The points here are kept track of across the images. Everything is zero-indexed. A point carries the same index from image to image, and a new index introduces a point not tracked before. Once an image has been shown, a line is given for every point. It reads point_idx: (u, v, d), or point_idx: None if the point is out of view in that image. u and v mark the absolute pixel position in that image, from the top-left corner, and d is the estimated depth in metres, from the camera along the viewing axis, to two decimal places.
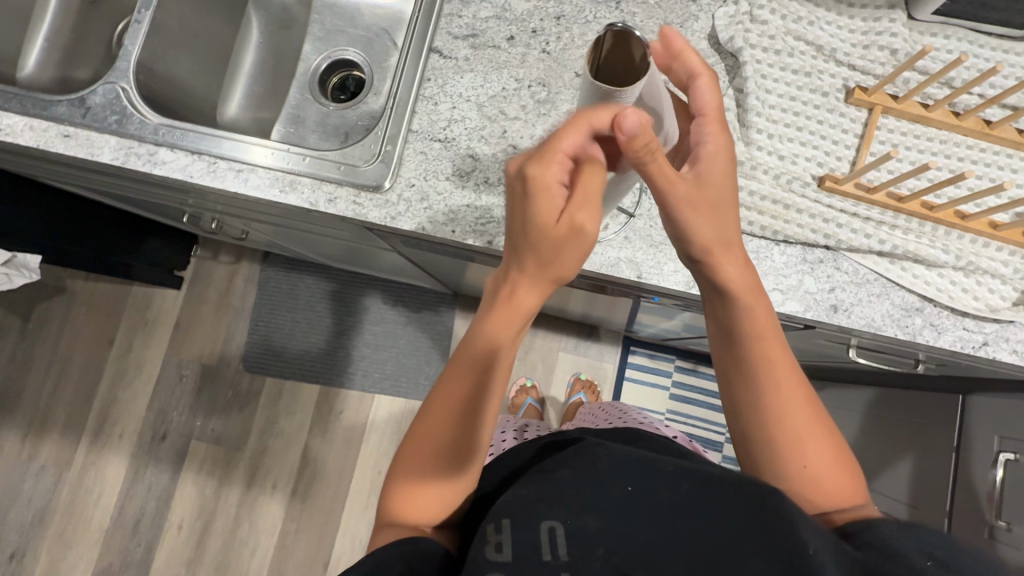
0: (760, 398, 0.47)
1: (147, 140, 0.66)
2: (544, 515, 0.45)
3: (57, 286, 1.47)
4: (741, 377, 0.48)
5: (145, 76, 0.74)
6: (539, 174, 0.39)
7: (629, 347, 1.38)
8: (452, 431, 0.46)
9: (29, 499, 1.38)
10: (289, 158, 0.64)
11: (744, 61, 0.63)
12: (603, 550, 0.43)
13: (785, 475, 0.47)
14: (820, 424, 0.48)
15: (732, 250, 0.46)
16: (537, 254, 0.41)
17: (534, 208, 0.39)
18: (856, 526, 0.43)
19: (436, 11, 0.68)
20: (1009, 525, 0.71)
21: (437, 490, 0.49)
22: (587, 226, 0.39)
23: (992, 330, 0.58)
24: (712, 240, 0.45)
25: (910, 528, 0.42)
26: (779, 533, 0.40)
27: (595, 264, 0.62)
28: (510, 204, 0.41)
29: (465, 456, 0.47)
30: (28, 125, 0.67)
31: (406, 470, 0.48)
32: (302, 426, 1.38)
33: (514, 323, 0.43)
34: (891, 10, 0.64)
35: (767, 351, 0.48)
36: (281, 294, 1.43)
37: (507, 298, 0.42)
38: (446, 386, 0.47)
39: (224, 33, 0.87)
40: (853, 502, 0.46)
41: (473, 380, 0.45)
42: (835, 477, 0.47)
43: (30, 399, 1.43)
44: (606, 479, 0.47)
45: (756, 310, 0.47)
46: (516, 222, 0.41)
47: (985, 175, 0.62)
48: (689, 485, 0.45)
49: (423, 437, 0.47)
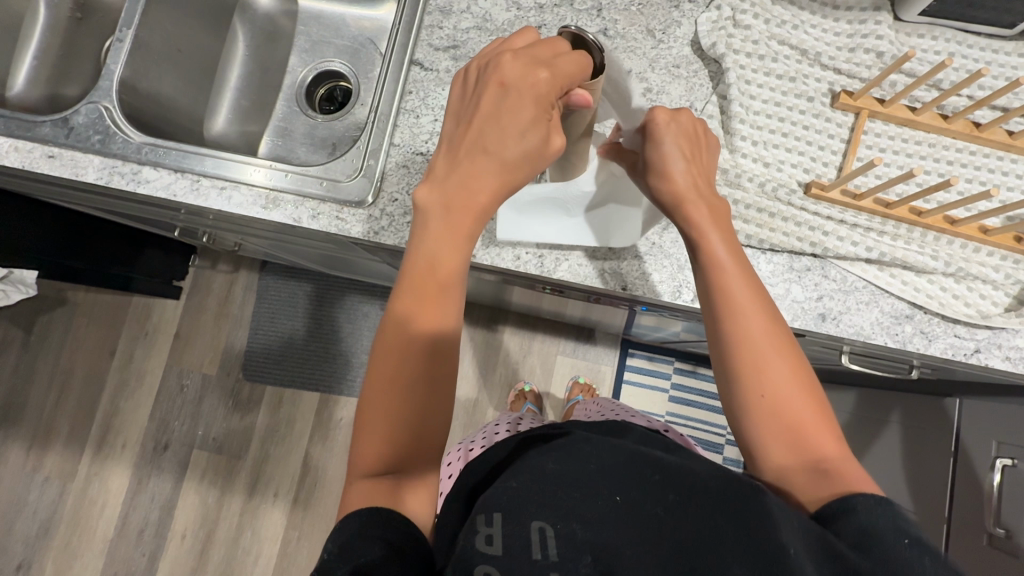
0: (734, 344, 0.47)
1: (131, 159, 0.66)
2: (534, 513, 0.43)
3: (58, 298, 1.48)
4: (710, 321, 0.49)
5: (128, 95, 0.75)
6: (539, 78, 0.42)
7: (627, 350, 1.37)
8: (419, 351, 0.47)
9: (36, 509, 1.39)
10: (272, 174, 0.64)
11: (727, 67, 0.62)
12: (591, 558, 0.41)
13: (752, 412, 0.46)
14: (814, 402, 0.46)
15: (694, 198, 0.49)
16: (510, 166, 0.44)
17: (521, 97, 0.42)
18: (833, 510, 0.42)
19: (417, 23, 0.68)
20: (1008, 533, 0.69)
21: (407, 442, 0.47)
22: (559, 136, 0.44)
23: (984, 337, 0.57)
24: (681, 185, 0.49)
25: (886, 507, 0.41)
26: (760, 539, 0.39)
27: (580, 276, 0.62)
28: (496, 106, 0.43)
29: (430, 392, 0.47)
30: (13, 146, 0.67)
31: (371, 407, 0.47)
32: (302, 434, 1.38)
33: (475, 225, 0.46)
34: (876, 12, 0.63)
35: (728, 287, 0.48)
36: (279, 301, 1.41)
37: (469, 195, 0.45)
38: (391, 324, 0.47)
39: (209, 48, 0.86)
40: (835, 464, 0.44)
41: (435, 293, 0.47)
42: (813, 433, 0.45)
43: (34, 411, 1.44)
44: (596, 483, 0.45)
45: (721, 252, 0.49)
46: (504, 123, 0.43)
47: (975, 179, 0.61)
48: (674, 496, 0.43)
49: (384, 356, 0.47)
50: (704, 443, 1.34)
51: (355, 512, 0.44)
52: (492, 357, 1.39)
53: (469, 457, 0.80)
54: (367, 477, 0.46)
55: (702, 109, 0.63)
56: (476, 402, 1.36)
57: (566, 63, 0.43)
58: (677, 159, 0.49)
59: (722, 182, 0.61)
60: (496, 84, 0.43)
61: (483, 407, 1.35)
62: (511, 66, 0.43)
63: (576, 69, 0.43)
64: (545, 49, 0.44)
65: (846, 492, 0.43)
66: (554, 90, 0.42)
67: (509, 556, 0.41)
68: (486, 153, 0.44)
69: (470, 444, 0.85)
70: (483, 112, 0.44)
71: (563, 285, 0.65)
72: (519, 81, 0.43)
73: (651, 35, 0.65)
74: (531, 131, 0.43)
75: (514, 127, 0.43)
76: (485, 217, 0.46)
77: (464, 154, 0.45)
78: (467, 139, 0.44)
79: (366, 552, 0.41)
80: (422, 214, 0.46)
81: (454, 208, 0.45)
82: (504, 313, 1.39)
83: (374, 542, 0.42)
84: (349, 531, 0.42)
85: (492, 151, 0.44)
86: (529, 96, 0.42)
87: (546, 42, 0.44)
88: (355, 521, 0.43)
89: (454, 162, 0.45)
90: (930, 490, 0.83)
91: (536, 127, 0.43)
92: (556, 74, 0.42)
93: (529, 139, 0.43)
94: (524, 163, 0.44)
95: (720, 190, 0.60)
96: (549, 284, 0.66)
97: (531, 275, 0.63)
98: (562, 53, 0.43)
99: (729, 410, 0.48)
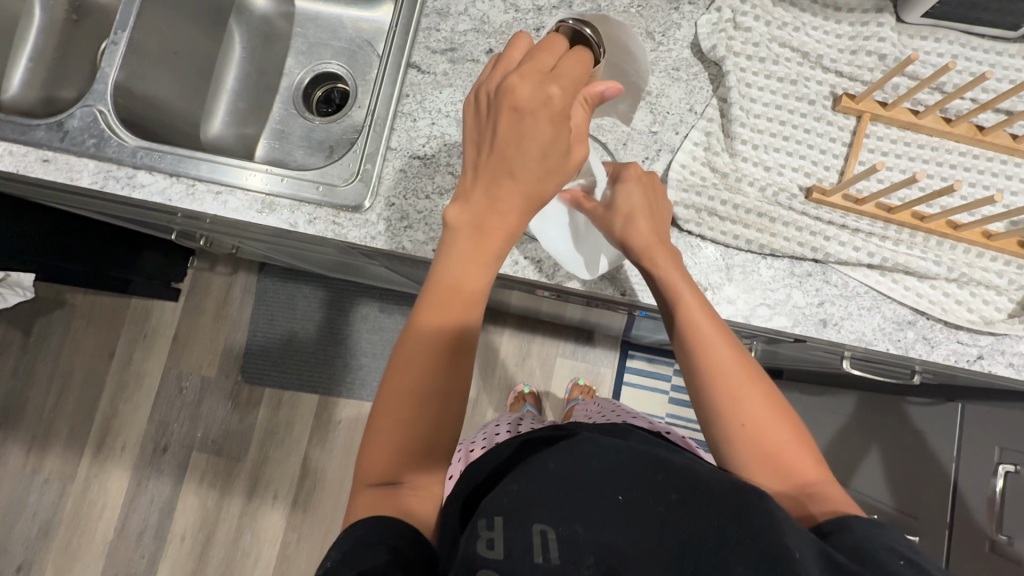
0: (710, 380, 0.48)
1: (126, 164, 0.66)
2: (536, 516, 0.42)
3: (57, 300, 1.47)
4: (683, 358, 0.50)
5: (124, 99, 0.74)
6: (555, 95, 0.41)
7: (627, 352, 1.37)
8: (443, 365, 0.47)
9: (35, 511, 1.39)
10: (268, 179, 0.64)
11: (727, 70, 0.61)
12: (593, 559, 0.40)
13: (732, 441, 0.47)
14: (792, 430, 0.47)
15: (656, 241, 0.52)
16: (537, 183, 0.44)
17: (539, 118, 0.41)
18: (832, 526, 0.41)
19: (414, 26, 0.67)
20: (1011, 539, 0.69)
21: (416, 449, 0.46)
22: (581, 146, 0.45)
23: (987, 343, 0.57)
24: (644, 230, 0.52)
25: (881, 528, 0.40)
26: (764, 543, 0.38)
27: (579, 282, 0.61)
28: (515, 132, 0.42)
29: (449, 404, 0.47)
30: (7, 151, 0.67)
31: (380, 418, 0.47)
32: (301, 436, 1.38)
33: (502, 242, 0.46)
34: (879, 14, 0.62)
35: (696, 323, 0.49)
36: (278, 303, 1.41)
37: (498, 215, 0.44)
38: (415, 348, 0.47)
39: (206, 49, 0.86)
40: (818, 485, 0.45)
41: (461, 308, 0.47)
42: (796, 459, 0.46)
43: (33, 412, 1.44)
44: (597, 484, 0.44)
45: (688, 291, 0.50)
46: (529, 146, 0.42)
47: (978, 183, 0.60)
48: (676, 496, 0.42)
49: (406, 377, 0.47)
50: (704, 445, 1.33)
51: (359, 521, 0.43)
52: (491, 359, 1.38)
53: (469, 459, 0.80)
54: (373, 485, 0.46)
55: (702, 112, 0.63)
56: (475, 403, 1.35)
57: (576, 73, 0.42)
58: (638, 204, 0.52)
59: (723, 186, 0.60)
60: (509, 110, 0.42)
61: (482, 408, 1.35)
62: (522, 89, 0.41)
63: (581, 72, 0.42)
64: (548, 58, 0.43)
65: (835, 513, 0.43)
66: (572, 104, 0.42)
67: (510, 559, 0.40)
68: (511, 176, 0.43)
69: (470, 446, 0.84)
70: (501, 137, 0.42)
71: (561, 290, 0.64)
72: (533, 103, 0.41)
73: (651, 37, 0.64)
74: (554, 148, 0.42)
75: (538, 147, 0.42)
76: (515, 235, 0.46)
77: (486, 178, 0.44)
78: (489, 164, 0.43)
79: (368, 560, 0.40)
80: (449, 234, 0.46)
81: (479, 228, 0.45)
82: (504, 315, 1.38)
83: (377, 549, 0.41)
84: (352, 540, 0.42)
85: (517, 172, 0.43)
86: (546, 118, 0.41)
87: (547, 54, 0.43)
88: (360, 529, 0.43)
89: (474, 184, 0.44)
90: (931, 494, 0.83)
91: (560, 144, 0.42)
92: (566, 88, 0.42)
93: (553, 156, 0.43)
94: (550, 180, 0.44)
95: (721, 194, 0.60)
96: (548, 289, 0.66)
97: (530, 281, 0.62)
98: (568, 62, 0.42)
99: (709, 441, 0.49)
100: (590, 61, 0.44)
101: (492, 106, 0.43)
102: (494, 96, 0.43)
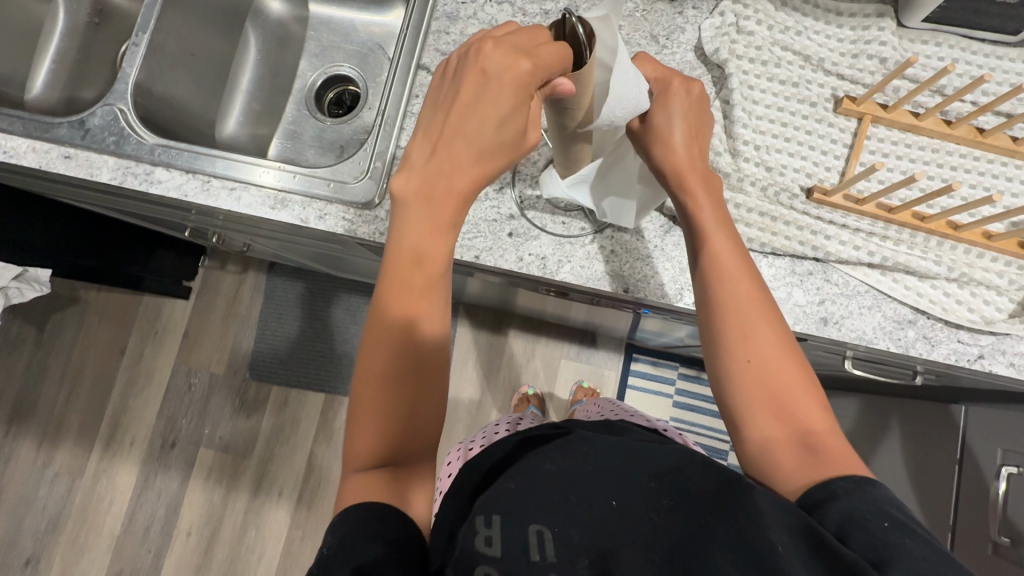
0: (723, 330, 0.48)
1: (144, 160, 0.68)
2: (534, 517, 0.43)
3: (71, 297, 1.50)
4: (705, 299, 0.50)
5: (143, 98, 0.76)
6: (518, 66, 0.43)
7: (632, 355, 1.37)
8: (401, 346, 0.49)
9: (44, 505, 1.41)
10: (281, 176, 0.65)
11: (730, 72, 0.62)
12: (587, 560, 0.41)
13: (744, 391, 0.46)
14: (811, 392, 0.46)
15: (690, 167, 0.51)
16: (487, 161, 0.46)
17: (503, 84, 0.44)
18: (819, 497, 0.42)
19: (424, 28, 0.69)
20: (1011, 541, 0.70)
21: (394, 433, 0.48)
22: (539, 136, 0.47)
23: (987, 343, 0.57)
24: (678, 161, 0.51)
25: (864, 487, 0.42)
26: (746, 538, 0.38)
27: (582, 278, 0.62)
28: (474, 97, 0.45)
29: (419, 383, 0.49)
30: (31, 147, 0.69)
31: (358, 396, 0.49)
32: (306, 434, 1.39)
33: (456, 211, 0.48)
34: (880, 18, 0.63)
35: (721, 259, 0.50)
36: (286, 303, 1.42)
37: (451, 183, 0.46)
38: (375, 326, 0.49)
39: (222, 52, 0.88)
40: (823, 439, 0.45)
41: (420, 279, 0.49)
42: (807, 416, 0.45)
43: (46, 407, 1.46)
44: (592, 488, 0.45)
45: (718, 233, 0.51)
46: (483, 112, 0.45)
47: (978, 185, 0.61)
48: (669, 502, 0.43)
49: (377, 349, 0.49)
50: (708, 450, 1.33)
51: (351, 508, 0.44)
52: (497, 360, 1.39)
53: (471, 452, 0.79)
54: (362, 472, 0.47)
55: None
56: (479, 405, 1.36)
57: (547, 54, 0.44)
58: (676, 132, 0.51)
59: (725, 187, 0.62)
60: (477, 71, 0.45)
61: (486, 409, 1.36)
62: (493, 56, 0.45)
63: (557, 58, 0.44)
64: (527, 39, 0.45)
65: (826, 479, 0.43)
66: (537, 81, 0.44)
67: (508, 556, 0.41)
68: (467, 145, 0.46)
69: (471, 443, 0.84)
70: (464, 102, 0.45)
71: (566, 287, 0.65)
72: (502, 70, 0.44)
73: (655, 41, 0.65)
74: (513, 119, 0.45)
75: (496, 115, 0.45)
76: (466, 207, 0.48)
77: (444, 145, 0.46)
78: (448, 133, 0.46)
79: (365, 552, 0.41)
80: (402, 208, 0.48)
81: (430, 198, 0.47)
82: (509, 316, 1.40)
83: (373, 540, 0.42)
84: (345, 526, 0.43)
85: (473, 141, 0.46)
86: (511, 85, 0.43)
87: (528, 34, 0.46)
88: (353, 515, 0.44)
89: (432, 150, 0.47)
90: (934, 496, 0.83)
91: (519, 116, 0.45)
92: (537, 65, 0.44)
93: (510, 130, 0.45)
94: (500, 150, 0.46)
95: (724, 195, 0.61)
96: (552, 286, 0.67)
97: (534, 277, 0.64)
98: (546, 45, 0.44)
99: (720, 398, 0.49)
100: (569, 56, 0.45)
101: (462, 73, 0.46)
102: (466, 61, 0.46)
